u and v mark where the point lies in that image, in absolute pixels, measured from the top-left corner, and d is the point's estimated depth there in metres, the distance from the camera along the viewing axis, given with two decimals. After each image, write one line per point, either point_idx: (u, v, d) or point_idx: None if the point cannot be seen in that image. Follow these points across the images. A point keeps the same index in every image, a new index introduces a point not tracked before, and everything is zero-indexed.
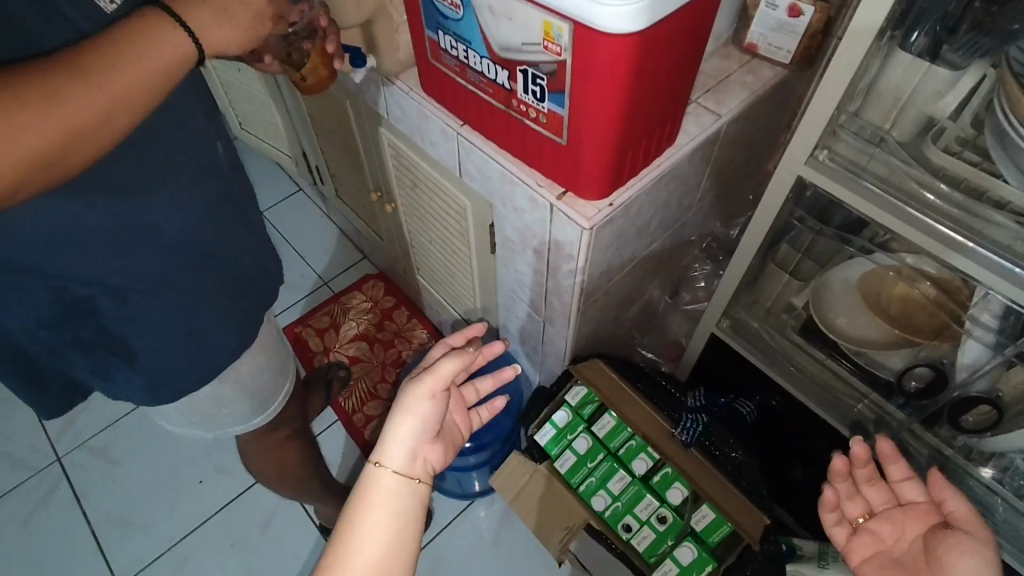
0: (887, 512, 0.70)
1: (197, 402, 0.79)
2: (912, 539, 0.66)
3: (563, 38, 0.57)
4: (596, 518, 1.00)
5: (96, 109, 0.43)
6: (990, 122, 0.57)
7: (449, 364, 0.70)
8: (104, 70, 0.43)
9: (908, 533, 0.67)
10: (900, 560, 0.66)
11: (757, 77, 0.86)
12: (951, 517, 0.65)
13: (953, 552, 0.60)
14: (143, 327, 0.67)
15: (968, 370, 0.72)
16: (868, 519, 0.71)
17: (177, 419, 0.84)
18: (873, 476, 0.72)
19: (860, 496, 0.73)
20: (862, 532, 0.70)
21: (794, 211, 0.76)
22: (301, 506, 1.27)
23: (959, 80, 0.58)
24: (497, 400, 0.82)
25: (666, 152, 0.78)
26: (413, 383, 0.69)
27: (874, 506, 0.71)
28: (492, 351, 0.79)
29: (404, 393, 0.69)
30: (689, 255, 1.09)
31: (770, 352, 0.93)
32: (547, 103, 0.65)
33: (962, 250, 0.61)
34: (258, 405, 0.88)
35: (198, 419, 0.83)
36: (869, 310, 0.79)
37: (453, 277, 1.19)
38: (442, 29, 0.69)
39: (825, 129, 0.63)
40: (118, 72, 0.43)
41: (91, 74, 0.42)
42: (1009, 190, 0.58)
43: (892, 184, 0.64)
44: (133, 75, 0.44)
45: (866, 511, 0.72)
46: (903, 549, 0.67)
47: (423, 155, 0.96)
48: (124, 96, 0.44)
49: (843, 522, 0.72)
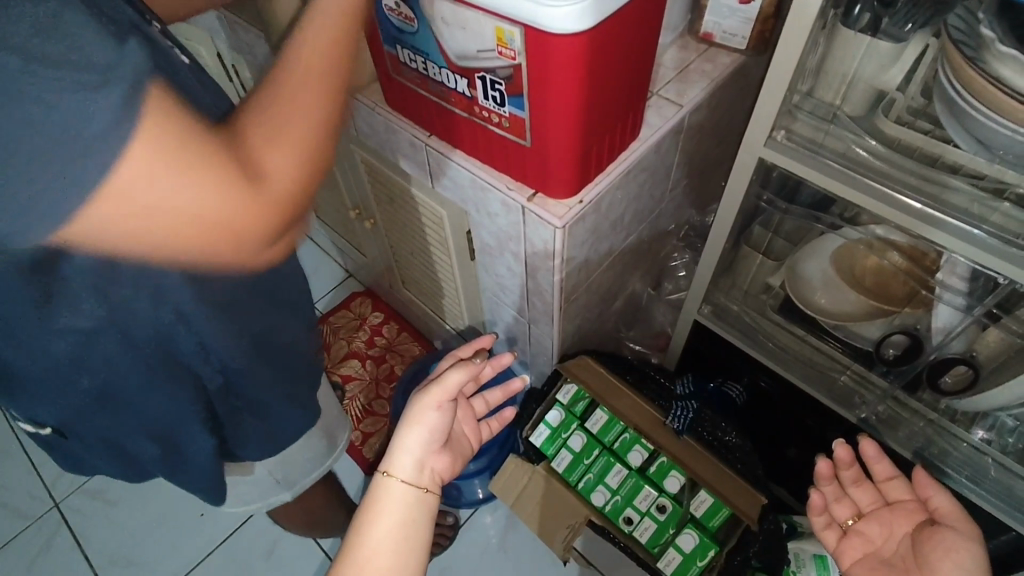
0: (875, 512, 0.71)
1: (287, 455, 0.86)
2: (900, 538, 0.68)
3: (516, 42, 0.58)
4: (597, 513, 1.01)
5: (319, 100, 0.44)
6: (938, 91, 0.58)
7: (457, 375, 0.69)
8: (283, 75, 0.43)
9: (896, 531, 0.68)
10: (889, 561, 0.67)
11: (715, 64, 0.87)
12: (937, 513, 0.66)
13: (940, 550, 0.62)
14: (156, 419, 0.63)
15: (943, 333, 0.73)
16: (857, 521, 0.72)
17: (262, 486, 0.89)
18: (859, 477, 0.74)
19: (848, 498, 0.74)
20: (851, 534, 0.71)
21: (763, 194, 0.78)
22: (317, 544, 1.25)
23: (903, 51, 0.59)
24: (506, 409, 0.83)
25: (632, 146, 0.79)
26: (421, 394, 0.69)
27: (862, 507, 0.72)
28: (500, 363, 0.79)
29: (412, 405, 0.69)
30: (668, 245, 1.10)
31: (749, 332, 0.94)
32: (507, 108, 0.66)
33: (937, 225, 0.62)
34: (328, 442, 0.95)
35: (282, 476, 0.90)
36: (844, 286, 0.81)
37: (437, 287, 1.19)
38: (399, 43, 0.70)
39: (779, 110, 0.65)
40: (307, 42, 0.44)
41: (292, 67, 0.43)
42: (962, 155, 0.59)
43: (851, 159, 0.65)
44: (327, 25, 0.45)
45: (855, 513, 0.72)
46: (891, 548, 0.68)
47: (395, 169, 0.97)
48: (327, 45, 0.44)
49: (833, 525, 0.73)
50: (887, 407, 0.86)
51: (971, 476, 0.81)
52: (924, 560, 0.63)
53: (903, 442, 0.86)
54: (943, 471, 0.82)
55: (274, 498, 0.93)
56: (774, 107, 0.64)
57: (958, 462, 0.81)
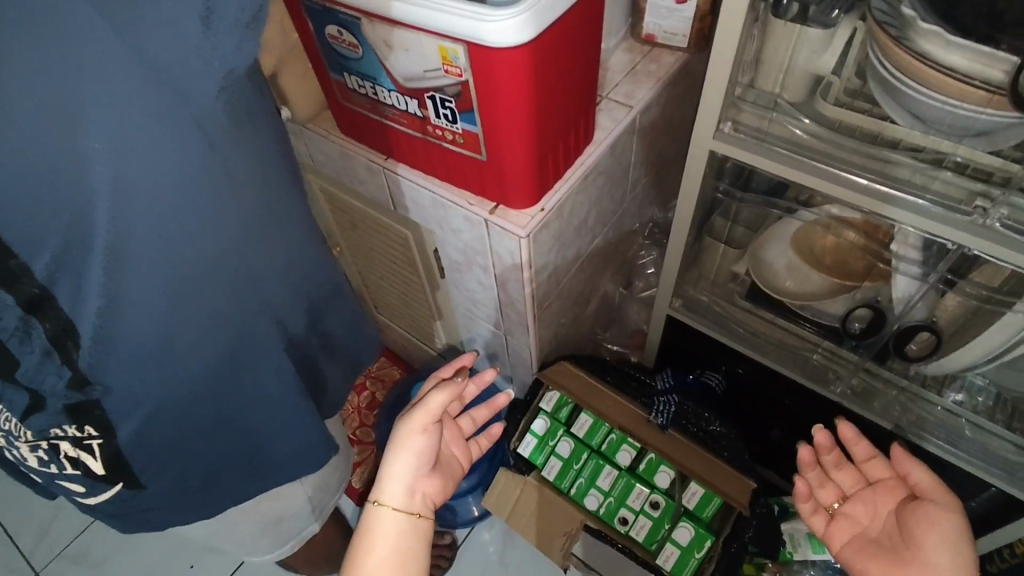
0: (858, 493, 0.72)
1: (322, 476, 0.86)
2: (885, 516, 0.69)
3: (461, 59, 0.59)
4: (591, 516, 1.01)
5: None
6: (870, 70, 0.60)
7: (437, 400, 0.68)
8: None
9: (881, 511, 0.70)
10: (878, 539, 0.68)
11: (660, 64, 0.89)
12: (917, 488, 0.67)
13: (924, 524, 0.63)
14: (177, 470, 0.60)
15: (903, 302, 0.76)
16: (843, 503, 0.73)
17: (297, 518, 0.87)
18: (839, 460, 0.75)
19: (832, 482, 0.75)
20: (838, 516, 0.72)
21: (719, 183, 0.80)
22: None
23: (833, 36, 0.61)
24: (494, 426, 0.82)
25: (587, 150, 0.80)
26: (405, 420, 0.68)
27: (845, 489, 0.74)
28: (483, 379, 0.79)
29: (398, 430, 0.68)
30: (635, 244, 1.12)
31: (722, 321, 0.96)
32: (460, 124, 0.67)
33: (893, 202, 0.64)
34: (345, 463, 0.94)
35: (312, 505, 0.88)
36: (807, 267, 0.83)
37: (411, 309, 1.19)
38: (346, 70, 0.70)
39: (724, 104, 0.67)
40: None
41: None
42: (900, 130, 0.62)
43: (800, 145, 0.67)
44: None
45: (839, 496, 0.74)
46: (878, 527, 0.69)
47: (355, 195, 0.97)
48: None
49: (820, 510, 0.74)
50: (861, 379, 0.88)
51: (948, 439, 0.83)
52: (911, 536, 0.63)
53: (880, 411, 0.88)
54: (924, 437, 0.84)
55: (305, 530, 0.91)
56: (718, 102, 0.66)
57: (935, 426, 0.84)
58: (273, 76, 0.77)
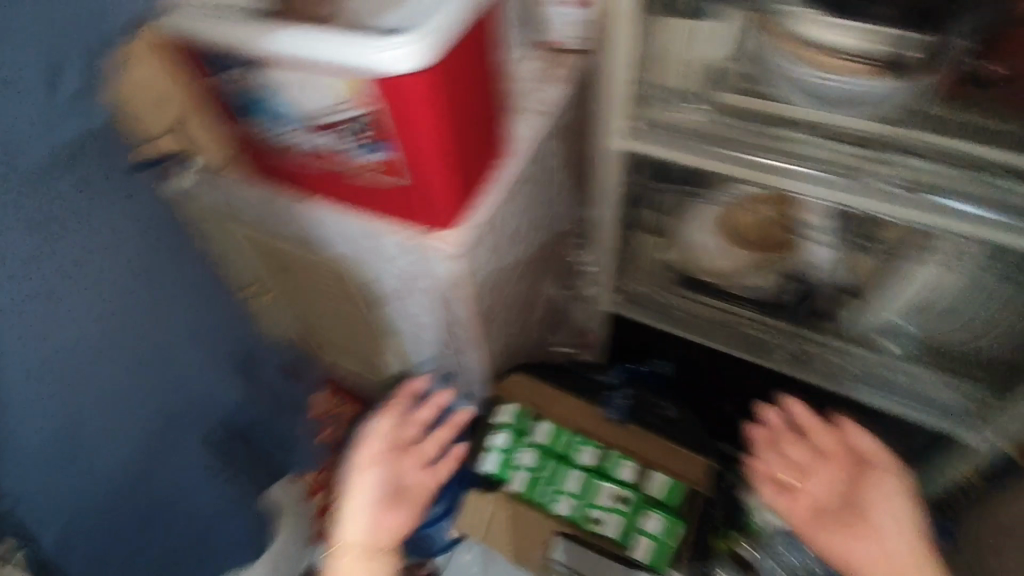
0: (811, 467, 0.73)
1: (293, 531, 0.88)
2: (834, 487, 0.70)
3: (367, 89, 0.59)
4: (563, 523, 0.92)
5: None
6: (763, 56, 0.66)
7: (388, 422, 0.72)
8: None
9: (833, 482, 0.71)
10: (824, 509, 0.69)
11: (570, 68, 0.89)
12: (864, 454, 0.72)
13: (877, 496, 0.67)
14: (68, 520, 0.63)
15: (826, 270, 0.85)
16: (797, 481, 0.73)
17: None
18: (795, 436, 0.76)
19: (788, 459, 0.75)
20: (795, 493, 0.71)
21: (643, 179, 0.83)
22: None
23: (714, 30, 0.68)
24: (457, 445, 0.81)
25: (509, 163, 0.82)
26: (355, 459, 0.72)
27: (799, 464, 0.74)
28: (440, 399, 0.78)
29: (351, 472, 0.71)
30: (570, 243, 1.13)
31: (664, 311, 0.98)
32: (374, 153, 0.67)
33: (799, 178, 0.67)
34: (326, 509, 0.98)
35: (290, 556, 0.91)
36: (733, 246, 0.87)
37: (357, 343, 1.15)
38: (253, 112, 0.69)
39: (631, 99, 0.69)
40: None
41: None
42: (799, 109, 0.67)
43: (708, 133, 0.70)
44: None
45: (795, 473, 0.74)
46: (828, 499, 0.70)
47: (280, 236, 0.94)
48: None
49: (773, 489, 0.73)
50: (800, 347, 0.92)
51: (882, 388, 0.88)
52: (820, 459, 0.77)
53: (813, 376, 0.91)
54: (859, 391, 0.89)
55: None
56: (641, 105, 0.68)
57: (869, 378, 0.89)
58: (180, 127, 0.74)
